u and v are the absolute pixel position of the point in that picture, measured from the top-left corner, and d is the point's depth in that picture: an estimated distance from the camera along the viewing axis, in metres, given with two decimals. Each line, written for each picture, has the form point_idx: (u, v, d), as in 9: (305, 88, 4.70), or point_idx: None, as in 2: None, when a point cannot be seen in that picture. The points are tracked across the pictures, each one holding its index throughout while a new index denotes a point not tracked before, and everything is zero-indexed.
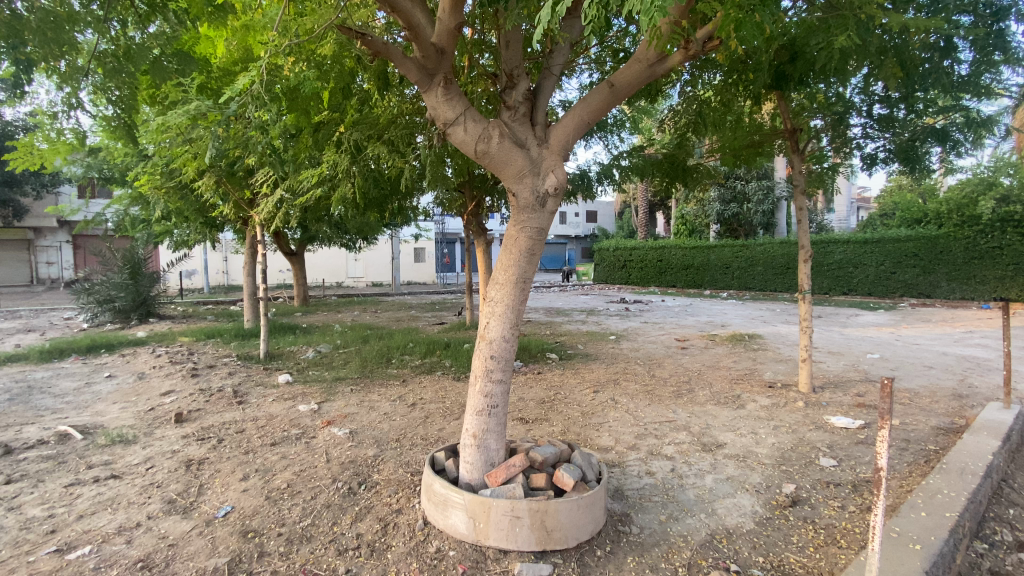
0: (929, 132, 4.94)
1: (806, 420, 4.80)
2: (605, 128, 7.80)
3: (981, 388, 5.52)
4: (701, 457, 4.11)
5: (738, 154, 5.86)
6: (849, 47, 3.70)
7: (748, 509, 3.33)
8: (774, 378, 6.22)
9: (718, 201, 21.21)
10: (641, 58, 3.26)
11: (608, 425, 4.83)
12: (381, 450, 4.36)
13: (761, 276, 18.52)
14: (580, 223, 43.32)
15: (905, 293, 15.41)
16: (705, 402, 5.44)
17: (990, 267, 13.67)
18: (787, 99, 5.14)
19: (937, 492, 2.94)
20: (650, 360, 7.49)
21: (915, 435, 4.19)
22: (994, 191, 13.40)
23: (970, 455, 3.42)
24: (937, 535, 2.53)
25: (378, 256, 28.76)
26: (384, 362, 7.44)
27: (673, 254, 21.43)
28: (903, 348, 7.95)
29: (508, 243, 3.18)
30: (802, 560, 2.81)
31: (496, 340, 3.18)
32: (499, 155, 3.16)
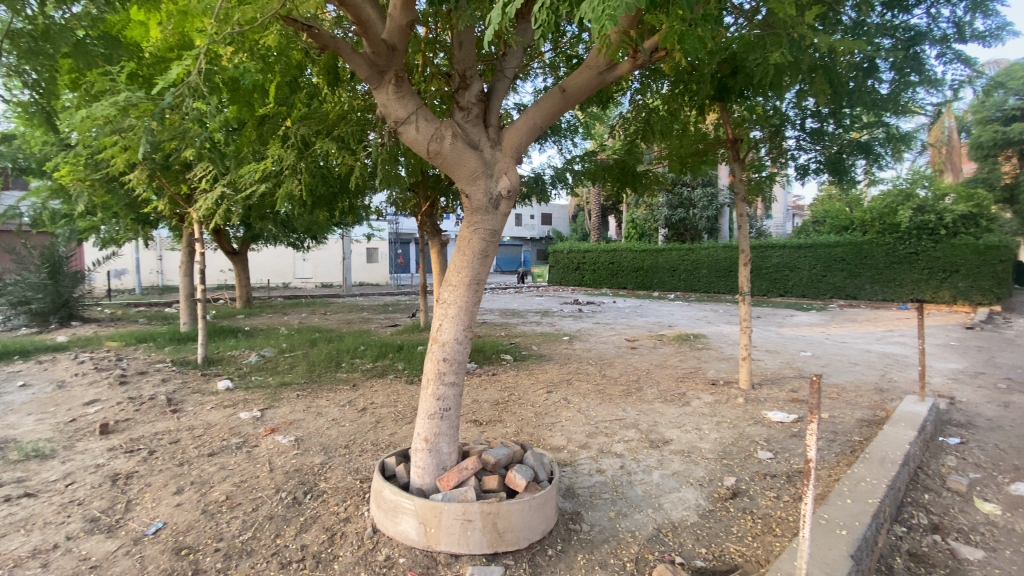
0: (854, 146, 5.35)
1: (746, 415, 5.05)
2: (560, 133, 7.97)
3: (900, 383, 6.00)
4: (649, 453, 4.24)
5: (684, 161, 6.10)
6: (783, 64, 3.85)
7: (692, 503, 3.46)
8: (716, 376, 6.51)
9: (666, 206, 21.95)
10: (591, 65, 3.33)
11: (560, 425, 4.89)
12: (329, 457, 4.22)
13: (706, 278, 19.32)
14: (536, 225, 43.85)
15: (835, 294, 16.54)
16: (653, 400, 5.61)
17: (908, 271, 14.88)
18: (729, 111, 5.39)
19: (861, 480, 3.16)
20: (602, 360, 7.65)
21: (843, 427, 4.50)
22: (912, 201, 14.74)
23: (890, 445, 3.71)
24: (862, 521, 2.72)
25: (328, 256, 27.87)
26: (334, 366, 7.21)
27: (623, 257, 22.05)
28: (833, 346, 8.51)
29: (461, 243, 3.15)
30: (740, 549, 2.95)
31: (449, 342, 3.15)
32: (452, 156, 3.14)
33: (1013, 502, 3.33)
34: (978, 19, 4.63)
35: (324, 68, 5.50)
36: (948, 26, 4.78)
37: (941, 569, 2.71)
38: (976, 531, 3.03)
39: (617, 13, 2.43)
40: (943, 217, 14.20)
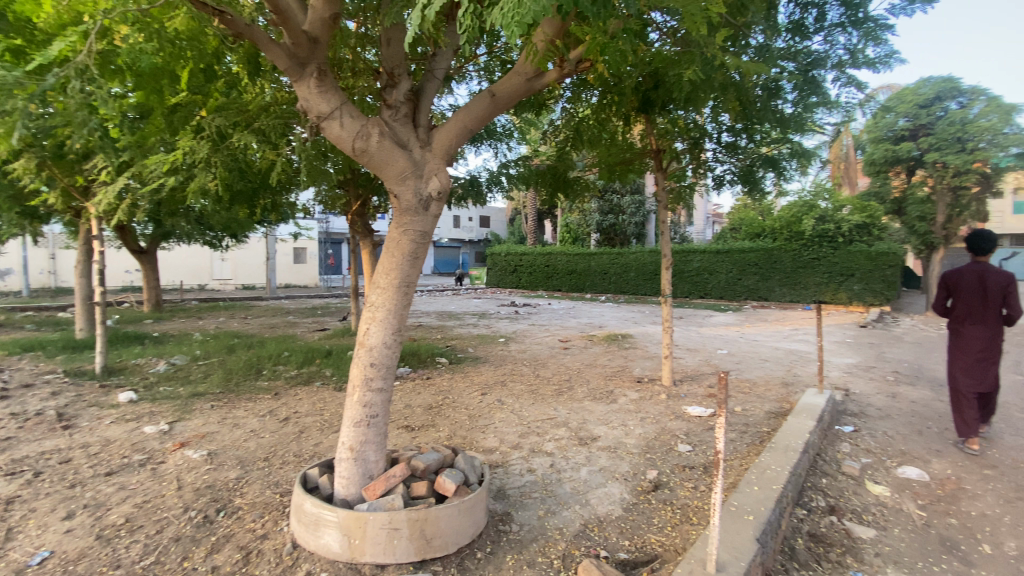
0: (763, 159, 5.81)
1: (668, 411, 5.32)
2: (495, 136, 8.06)
3: (803, 377, 6.58)
4: (578, 451, 4.36)
5: (612, 169, 6.32)
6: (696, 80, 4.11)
7: (617, 497, 3.60)
8: (642, 374, 6.81)
9: (598, 211, 22.69)
10: (520, 72, 3.38)
11: (493, 426, 4.91)
12: (246, 471, 3.96)
13: (635, 281, 20.17)
14: (474, 227, 43.84)
15: (748, 296, 17.85)
16: (583, 398, 5.77)
17: (812, 275, 16.41)
18: (654, 123, 5.66)
19: (768, 468, 3.43)
20: (535, 360, 7.76)
21: (754, 419, 4.86)
22: (814, 211, 16.38)
23: (793, 434, 4.05)
24: (767, 506, 2.94)
25: (250, 256, 26.23)
26: (253, 373, 6.77)
27: (558, 260, 22.56)
28: (746, 344, 9.20)
29: (389, 245, 3.06)
30: (660, 539, 3.10)
31: (376, 347, 3.05)
32: (378, 155, 3.06)
33: (897, 483, 3.74)
34: (868, 48, 5.15)
35: (244, 56, 5.16)
36: (842, 53, 5.29)
37: (836, 547, 2.99)
38: (866, 511, 3.37)
39: (526, 22, 2.48)
40: (841, 227, 15.92)
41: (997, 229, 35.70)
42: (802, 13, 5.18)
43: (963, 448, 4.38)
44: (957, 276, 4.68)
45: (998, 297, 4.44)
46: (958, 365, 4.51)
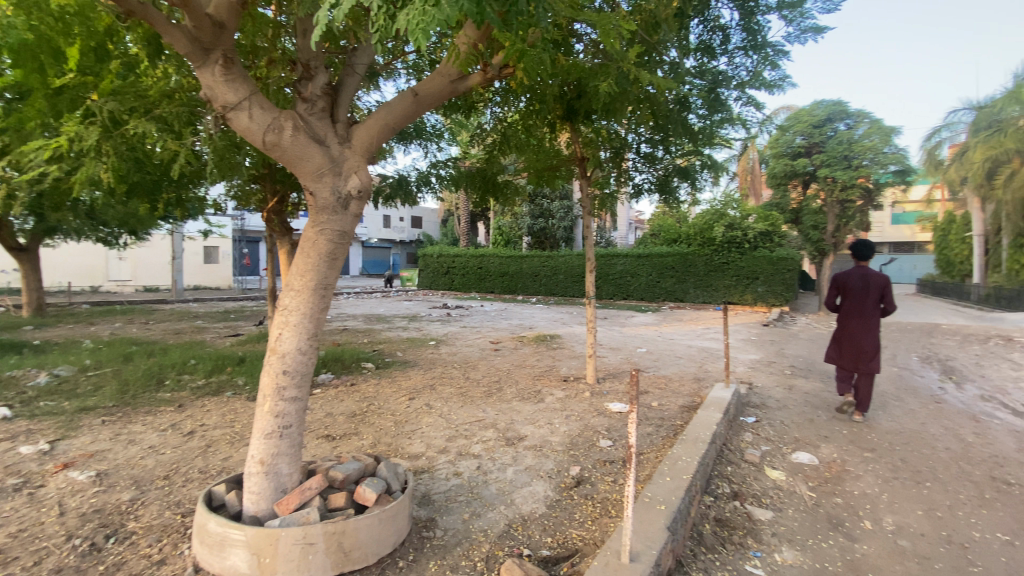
0: (677, 170, 6.20)
1: (591, 408, 5.52)
2: (426, 136, 7.99)
3: (713, 373, 7.07)
4: (505, 451, 4.39)
5: (540, 174, 6.46)
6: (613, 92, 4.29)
7: (541, 495, 3.67)
8: (568, 373, 7.00)
9: (529, 215, 23.12)
10: (443, 73, 3.38)
11: (420, 431, 4.83)
12: (143, 491, 3.60)
13: (564, 283, 20.68)
14: (405, 227, 42.96)
15: (667, 297, 18.87)
16: (511, 399, 5.84)
17: (722, 278, 17.67)
18: (579, 132, 5.83)
19: (679, 459, 3.65)
20: (465, 363, 7.73)
21: (669, 413, 5.16)
22: (724, 219, 17.61)
23: (703, 426, 4.34)
24: (677, 495, 3.12)
25: (153, 254, 23.92)
26: (154, 384, 6.18)
27: (490, 262, 22.67)
28: (664, 342, 9.73)
29: (304, 246, 2.92)
30: (581, 533, 3.19)
31: (290, 353, 2.90)
32: (293, 150, 2.91)
33: (791, 467, 4.13)
34: (766, 71, 5.67)
35: (142, 36, 4.71)
36: (744, 74, 5.78)
37: (739, 530, 3.24)
38: (765, 495, 3.69)
39: (430, 29, 2.48)
40: (747, 233, 17.23)
41: (877, 237, 40.54)
42: (709, 35, 5.60)
43: (846, 433, 4.90)
44: (844, 278, 5.25)
45: (877, 293, 5.06)
46: (847, 356, 5.13)
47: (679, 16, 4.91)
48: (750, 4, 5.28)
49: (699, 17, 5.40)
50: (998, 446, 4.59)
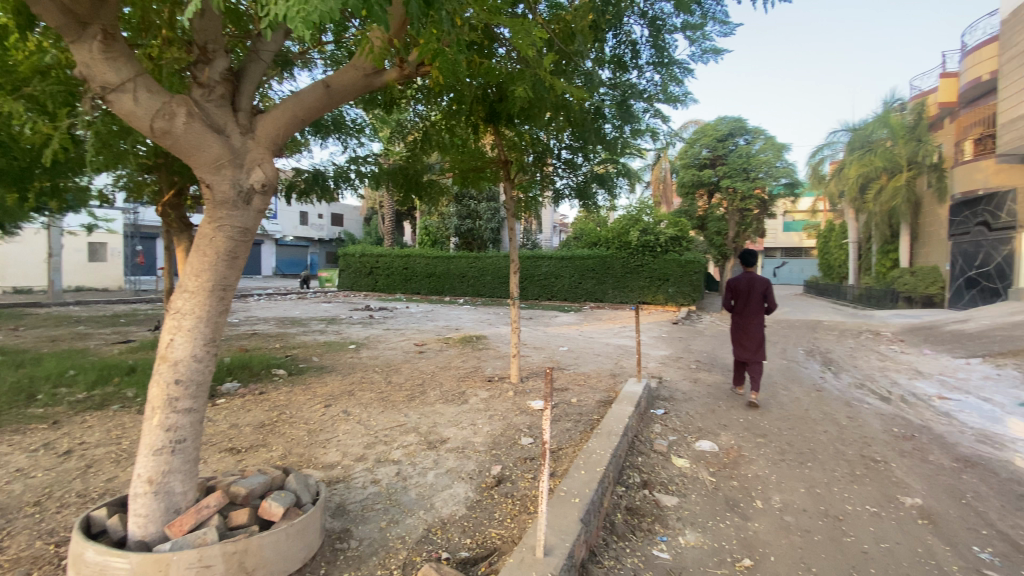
0: (595, 177, 6.46)
1: (513, 407, 5.59)
2: (346, 131, 7.72)
3: (628, 369, 7.44)
4: (426, 455, 4.33)
5: (465, 175, 6.43)
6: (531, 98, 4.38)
7: (462, 497, 3.65)
8: (492, 373, 7.04)
9: (456, 216, 22.97)
10: (356, 66, 3.28)
11: (336, 439, 4.63)
12: (6, 521, 3.14)
13: (491, 284, 20.80)
14: (324, 225, 41.04)
15: (587, 298, 19.55)
16: (434, 402, 5.76)
17: (638, 279, 18.64)
18: (502, 135, 5.89)
19: (593, 452, 3.80)
20: (388, 366, 7.52)
21: (587, 408, 5.35)
22: (639, 224, 18.62)
23: (616, 420, 4.55)
24: (590, 487, 3.24)
25: (23, 251, 20.95)
26: (22, 400, 5.40)
27: (416, 262, 22.25)
28: (584, 341, 10.08)
29: (199, 243, 2.70)
30: (500, 532, 3.22)
31: (183, 361, 2.66)
32: (186, 139, 2.68)
33: (695, 455, 4.45)
34: (672, 87, 6.07)
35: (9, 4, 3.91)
36: (653, 88, 6.14)
37: (648, 517, 3.43)
38: (672, 482, 3.94)
39: (312, 20, 2.42)
40: (659, 238, 18.31)
41: (771, 242, 44.80)
42: (621, 49, 5.88)
43: (743, 421, 5.36)
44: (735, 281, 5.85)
45: (760, 294, 5.69)
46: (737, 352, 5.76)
47: (594, 28, 5.11)
48: (658, 23, 5.62)
49: (613, 30, 5.66)
50: (867, 427, 5.23)
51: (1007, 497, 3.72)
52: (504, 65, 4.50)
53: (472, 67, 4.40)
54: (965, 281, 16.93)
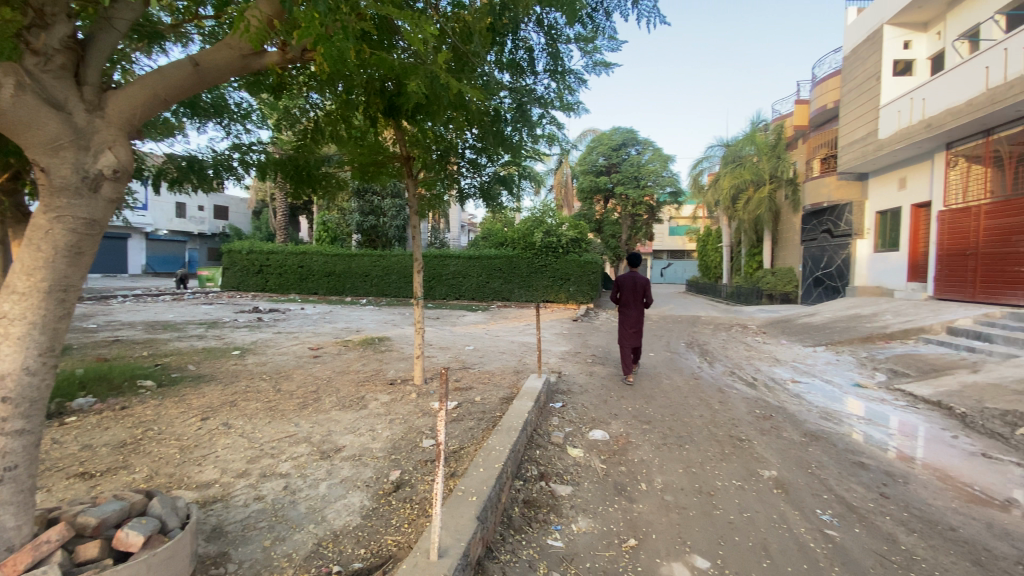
0: (499, 179, 6.50)
1: (415, 409, 5.47)
2: (227, 115, 7.04)
3: (530, 365, 7.65)
4: (318, 466, 4.08)
5: (364, 169, 6.18)
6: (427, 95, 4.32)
7: (357, 506, 3.50)
8: (394, 376, 6.85)
9: (358, 212, 21.99)
10: (233, 46, 3.12)
11: (214, 456, 4.20)
12: None
13: (396, 283, 20.23)
14: (206, 218, 37.18)
15: (494, 297, 19.66)
16: (329, 409, 5.45)
17: (542, 278, 19.16)
18: (402, 130, 5.73)
19: (492, 449, 3.83)
20: (278, 373, 6.98)
21: (490, 406, 5.41)
22: (543, 226, 19.24)
23: (516, 416, 4.64)
24: (488, 484, 3.26)
25: None
26: None
27: (313, 260, 20.95)
28: (489, 340, 10.19)
29: (31, 234, 2.29)
30: (396, 538, 3.14)
31: (11, 374, 2.25)
32: (13, 114, 2.29)
33: (588, 444, 4.69)
34: (566, 95, 6.33)
35: None
36: (550, 95, 6.34)
37: (544, 508, 3.54)
38: (566, 472, 4.11)
39: None
40: (561, 239, 19.08)
41: (659, 245, 48.86)
42: (518, 53, 5.99)
43: (631, 410, 5.76)
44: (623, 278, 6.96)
45: (641, 290, 6.89)
46: (626, 337, 6.92)
47: (491, 30, 5.14)
48: (552, 32, 5.82)
49: (511, 35, 5.75)
50: (735, 410, 5.89)
51: (842, 464, 4.40)
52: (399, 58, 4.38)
53: (364, 57, 4.23)
54: (813, 280, 19.75)
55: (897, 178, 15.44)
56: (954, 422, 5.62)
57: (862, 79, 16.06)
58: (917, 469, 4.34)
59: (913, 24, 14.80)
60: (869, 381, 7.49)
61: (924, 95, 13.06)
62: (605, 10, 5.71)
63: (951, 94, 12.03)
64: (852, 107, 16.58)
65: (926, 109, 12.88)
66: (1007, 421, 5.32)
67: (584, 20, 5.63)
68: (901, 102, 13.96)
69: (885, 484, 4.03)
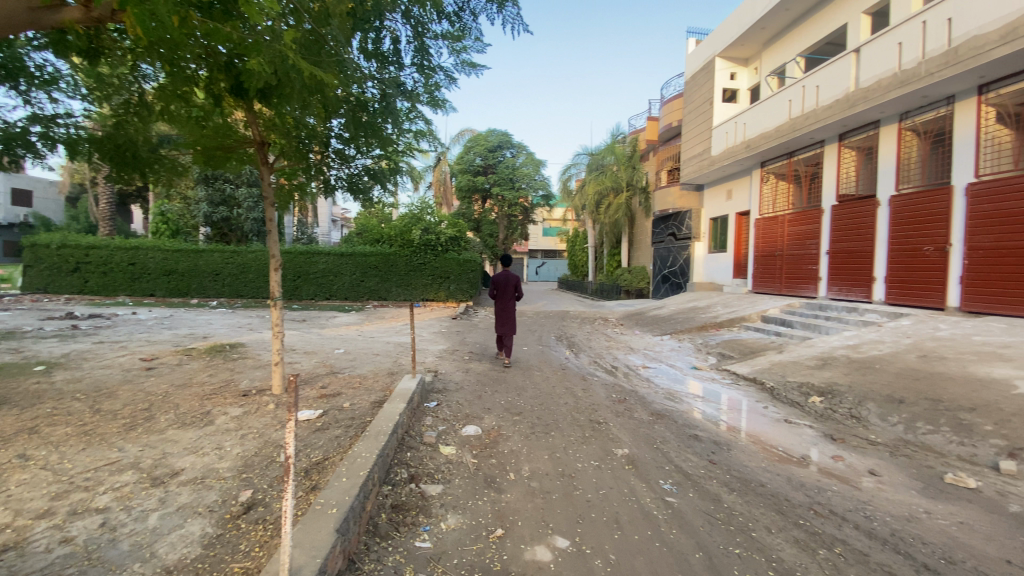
0: (369, 172, 6.23)
1: (274, 421, 5.01)
2: (23, 79, 5.74)
3: (405, 366, 7.48)
4: (148, 494, 3.54)
5: (209, 154, 5.51)
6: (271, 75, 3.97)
7: (196, 535, 3.09)
8: (249, 386, 6.19)
9: (206, 202, 19.47)
10: None
11: (2, 497, 3.40)
12: None
13: (254, 283, 18.34)
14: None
15: (369, 297, 18.71)
16: (165, 428, 4.74)
17: (420, 276, 18.77)
18: (253, 113, 5.19)
19: (357, 456, 3.66)
20: (97, 391, 5.88)
21: (359, 411, 5.18)
22: (421, 223, 18.89)
23: (386, 419, 4.51)
24: (350, 494, 3.10)
25: None
26: None
27: (148, 257, 18.09)
28: (361, 341, 9.76)
29: None
30: (243, 564, 2.83)
31: None
32: None
33: (461, 441, 4.72)
34: (436, 90, 6.27)
35: None
36: (419, 88, 6.23)
37: (412, 511, 3.48)
38: (438, 471, 4.09)
39: None
40: (440, 237, 18.89)
41: (534, 245, 51.10)
42: (382, 43, 5.79)
43: (504, 403, 5.94)
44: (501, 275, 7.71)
45: (512, 287, 7.66)
46: (504, 327, 7.75)
47: (352, 14, 4.87)
48: (418, 26, 5.73)
49: (376, 23, 5.53)
50: (596, 396, 6.40)
51: (681, 438, 5.02)
52: (238, 30, 3.95)
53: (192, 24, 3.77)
54: (662, 277, 22.20)
55: (725, 191, 18.03)
56: (766, 395, 6.75)
57: (699, 102, 18.42)
58: (738, 437, 5.12)
59: (737, 59, 17.27)
60: (704, 364, 8.66)
61: (745, 120, 15.35)
62: (472, 11, 5.80)
63: (765, 120, 14.33)
64: (692, 125, 18.96)
65: (746, 132, 15.22)
66: (802, 392, 6.52)
67: (451, 18, 5.62)
68: (728, 125, 16.31)
69: (714, 451, 4.69)
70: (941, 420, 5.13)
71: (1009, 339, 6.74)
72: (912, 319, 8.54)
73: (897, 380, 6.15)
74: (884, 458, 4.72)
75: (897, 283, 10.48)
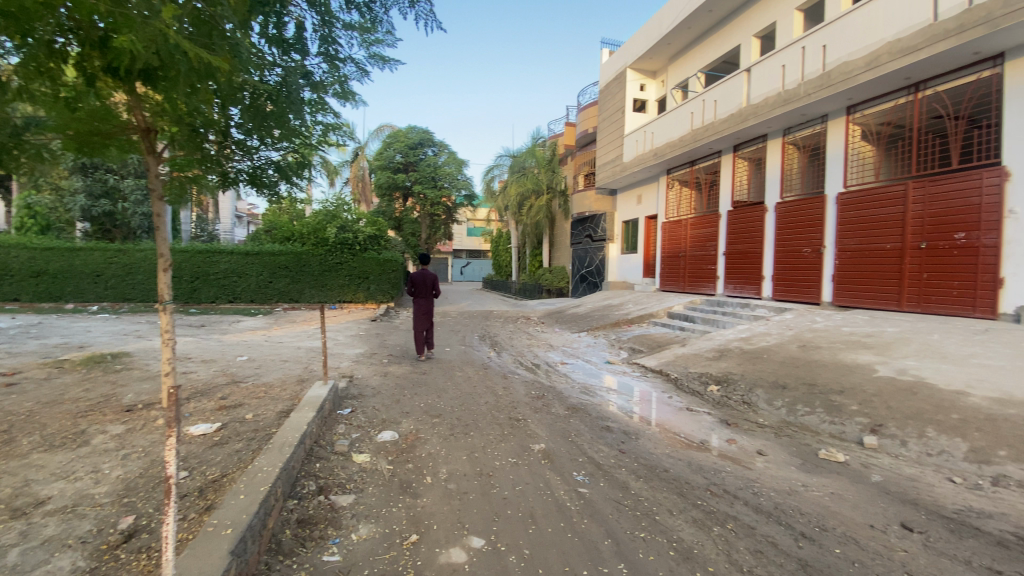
0: (275, 166, 5.90)
1: (163, 437, 4.55)
2: None
3: (317, 372, 7.13)
4: (5, 529, 3.07)
5: (83, 140, 4.92)
6: (150, 55, 3.65)
7: (64, 571, 2.73)
8: (135, 401, 5.58)
9: (84, 193, 17.33)
10: None
11: None
12: None
13: (144, 285, 16.56)
14: None
15: (279, 299, 17.57)
16: (27, 453, 4.14)
17: (336, 277, 17.96)
18: (137, 97, 4.70)
19: (258, 471, 3.43)
20: None
21: (264, 422, 4.86)
22: (336, 221, 18.07)
23: (292, 429, 4.26)
24: (248, 511, 2.90)
25: None
26: None
27: (9, 255, 15.72)
28: (268, 347, 9.16)
29: None
30: None
31: None
32: None
33: (375, 448, 4.58)
34: (346, 82, 6.04)
35: None
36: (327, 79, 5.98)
37: (319, 524, 3.32)
38: (349, 480, 3.94)
39: None
40: (358, 236, 18.16)
41: (459, 245, 50.82)
42: (285, 29, 5.45)
43: (422, 406, 5.84)
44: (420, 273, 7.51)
45: (430, 287, 7.54)
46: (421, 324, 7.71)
47: None
48: (324, 13, 5.47)
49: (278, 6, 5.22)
50: (515, 394, 6.50)
51: (594, 430, 5.24)
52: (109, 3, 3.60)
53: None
54: (580, 277, 23.02)
55: (635, 195, 19.07)
56: (671, 386, 7.23)
57: (613, 110, 19.33)
58: (646, 427, 5.44)
59: (645, 72, 18.32)
60: (617, 359, 9.10)
61: (653, 129, 16.34)
62: (382, 4, 5.63)
63: (670, 130, 15.34)
64: (606, 132, 19.86)
65: (654, 140, 16.20)
66: (702, 381, 7.07)
67: (359, 8, 5.45)
68: (637, 134, 17.26)
69: (624, 441, 4.95)
70: (817, 402, 5.78)
71: (870, 329, 7.75)
72: (795, 313, 9.56)
73: (782, 367, 6.86)
74: (770, 438, 5.24)
75: (782, 281, 11.65)
